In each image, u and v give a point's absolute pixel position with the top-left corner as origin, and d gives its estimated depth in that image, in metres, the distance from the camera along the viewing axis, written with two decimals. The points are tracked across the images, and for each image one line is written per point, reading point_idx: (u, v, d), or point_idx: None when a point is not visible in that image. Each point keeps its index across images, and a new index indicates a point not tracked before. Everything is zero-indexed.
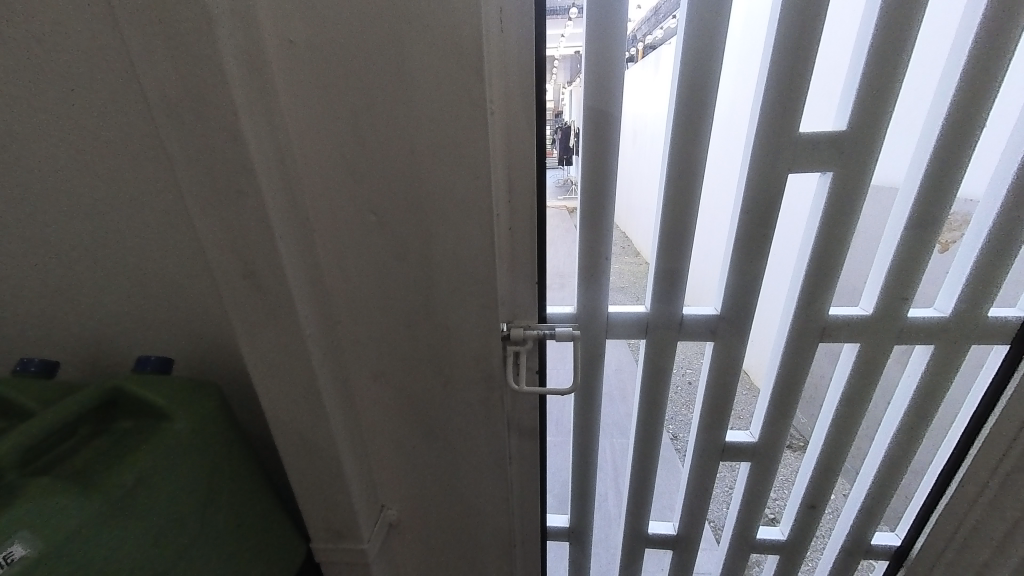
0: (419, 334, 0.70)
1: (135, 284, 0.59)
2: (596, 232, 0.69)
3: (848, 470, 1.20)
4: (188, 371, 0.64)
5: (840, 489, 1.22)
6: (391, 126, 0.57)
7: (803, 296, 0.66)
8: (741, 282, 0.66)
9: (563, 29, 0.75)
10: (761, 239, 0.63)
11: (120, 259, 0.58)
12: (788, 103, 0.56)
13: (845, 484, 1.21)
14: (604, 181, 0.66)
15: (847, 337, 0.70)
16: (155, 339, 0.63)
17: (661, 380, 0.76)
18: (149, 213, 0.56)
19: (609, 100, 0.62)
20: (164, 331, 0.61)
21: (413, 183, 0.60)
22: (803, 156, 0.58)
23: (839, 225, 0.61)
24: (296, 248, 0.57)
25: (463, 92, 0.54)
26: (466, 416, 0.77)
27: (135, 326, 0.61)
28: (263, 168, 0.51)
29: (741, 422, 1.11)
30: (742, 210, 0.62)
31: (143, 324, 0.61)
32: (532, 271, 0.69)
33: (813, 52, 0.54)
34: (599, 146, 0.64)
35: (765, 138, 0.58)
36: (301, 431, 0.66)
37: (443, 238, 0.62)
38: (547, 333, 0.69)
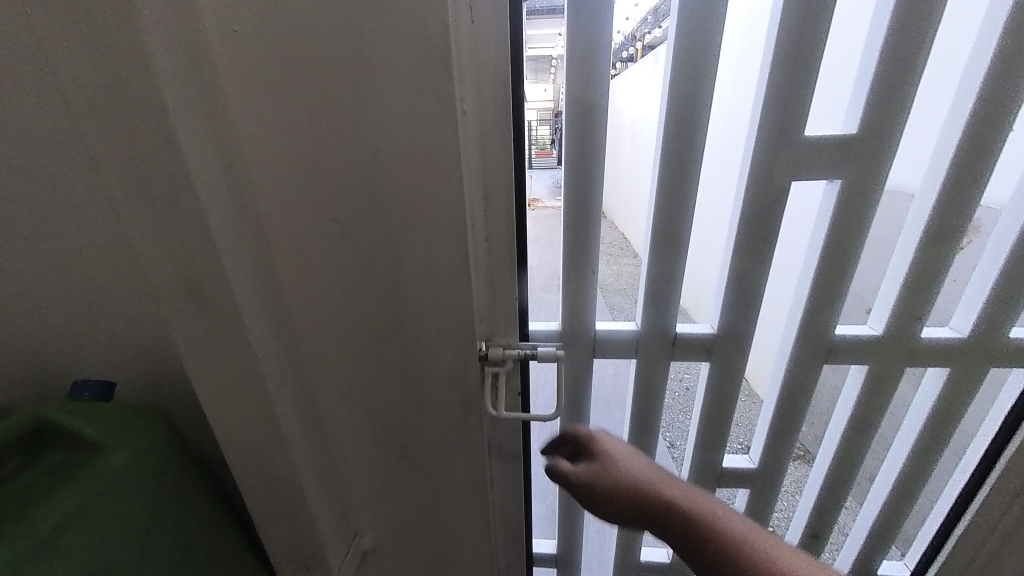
0: (388, 354, 0.64)
1: (72, 302, 0.54)
2: (581, 244, 0.63)
3: (858, 490, 1.15)
4: (134, 395, 0.59)
5: (844, 509, 1.16)
6: (355, 128, 0.51)
7: (809, 313, 0.61)
8: (740, 298, 0.61)
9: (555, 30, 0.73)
10: (761, 251, 0.58)
11: (52, 274, 0.52)
12: (792, 103, 0.50)
13: (852, 504, 1.15)
14: (590, 188, 0.60)
15: (855, 358, 0.64)
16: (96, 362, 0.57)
17: (653, 401, 0.71)
18: (82, 224, 0.50)
19: (593, 100, 0.56)
20: (109, 350, 0.57)
21: (377, 190, 0.54)
22: (808, 162, 0.53)
23: (848, 237, 0.56)
24: (247, 262, 0.51)
25: (431, 89, 0.49)
26: (441, 443, 0.70)
27: (74, 348, 0.56)
28: (202, 173, 0.45)
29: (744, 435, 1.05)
30: (741, 220, 0.57)
31: (83, 345, 0.56)
32: (512, 285, 0.63)
33: (819, 46, 0.48)
34: (585, 149, 0.58)
35: (767, 141, 0.52)
36: (257, 457, 0.59)
37: (413, 251, 0.57)
38: (528, 353, 0.64)
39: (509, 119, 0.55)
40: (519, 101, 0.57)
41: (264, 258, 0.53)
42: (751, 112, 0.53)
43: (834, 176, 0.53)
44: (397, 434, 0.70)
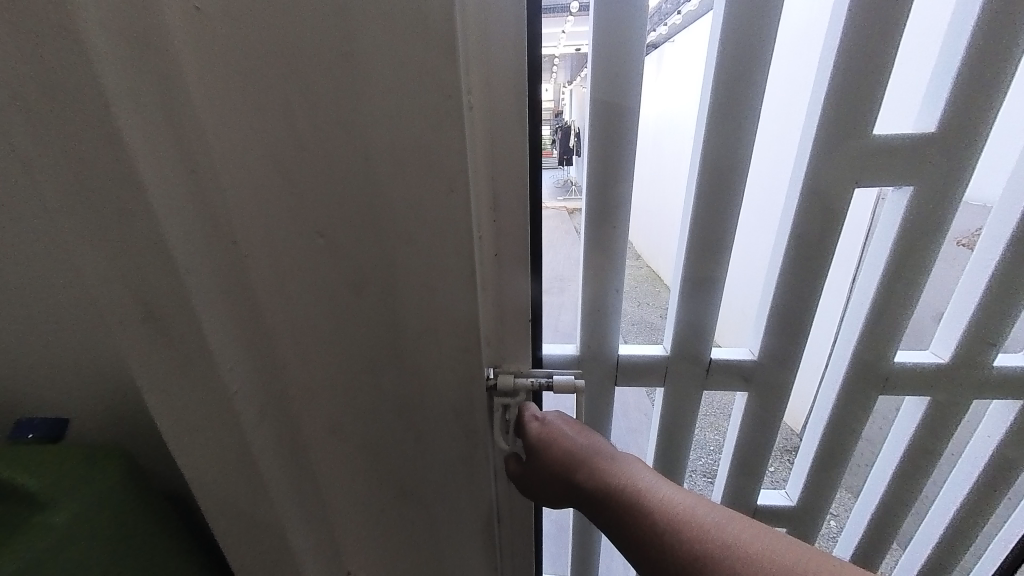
0: (383, 383, 0.56)
1: (34, 323, 0.49)
2: (603, 258, 0.55)
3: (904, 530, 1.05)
4: (103, 423, 0.54)
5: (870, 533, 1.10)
6: (342, 125, 0.44)
7: (866, 336, 0.54)
8: (786, 321, 0.54)
9: (562, 25, 0.71)
10: (813, 269, 0.51)
11: (14, 293, 0.48)
12: (861, 97, 0.44)
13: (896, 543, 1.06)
14: (615, 196, 0.53)
15: (912, 389, 0.58)
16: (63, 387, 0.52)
17: (683, 433, 0.64)
18: (44, 239, 0.46)
19: (622, 93, 0.48)
20: (73, 377, 0.52)
21: (369, 197, 0.46)
22: (874, 166, 0.46)
23: (916, 252, 0.49)
24: (216, 283, 0.44)
25: (432, 75, 0.41)
26: (444, 480, 0.62)
27: (36, 373, 0.51)
28: (155, 175, 0.37)
29: (781, 477, 1.00)
30: (791, 233, 0.50)
31: (45, 369, 0.51)
32: (525, 306, 0.56)
33: (898, 31, 0.41)
34: (611, 151, 0.50)
35: (829, 142, 0.46)
36: (233, 503, 0.51)
37: (413, 269, 0.49)
38: (542, 383, 0.57)
39: (523, 116, 0.48)
40: (534, 96, 0.50)
41: (237, 278, 0.45)
42: (807, 109, 0.47)
43: (903, 182, 0.47)
44: (393, 472, 0.62)
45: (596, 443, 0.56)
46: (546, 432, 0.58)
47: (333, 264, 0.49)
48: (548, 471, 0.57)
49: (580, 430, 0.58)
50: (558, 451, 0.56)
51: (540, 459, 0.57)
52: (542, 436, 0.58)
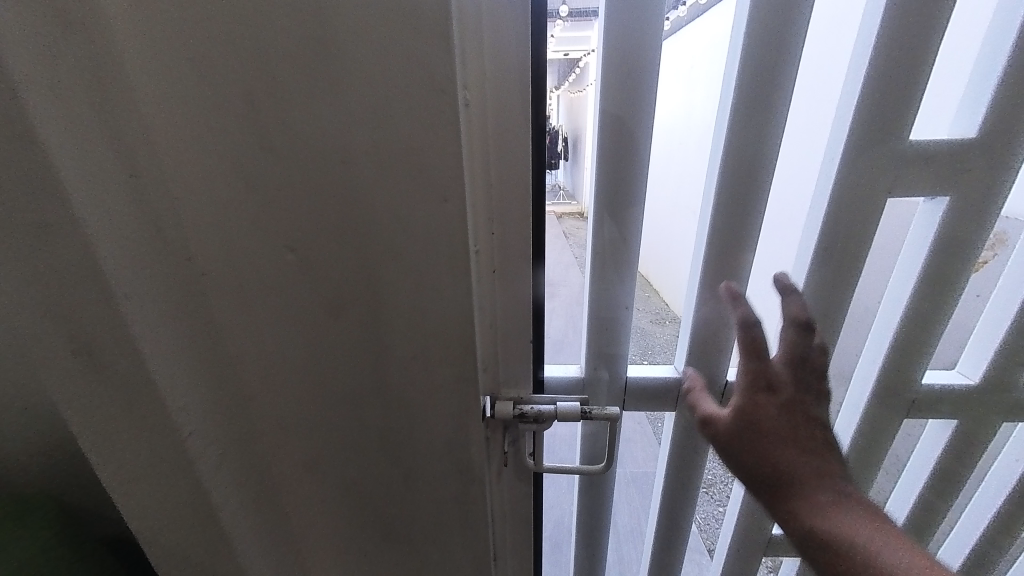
0: (366, 417, 0.49)
1: None
2: (615, 276, 0.50)
3: None
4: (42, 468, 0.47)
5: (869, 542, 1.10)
6: (316, 126, 0.38)
7: (896, 355, 0.52)
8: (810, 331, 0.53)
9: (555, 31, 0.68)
10: (835, 280, 0.51)
11: None
12: (893, 109, 0.43)
13: None
14: (628, 207, 0.48)
15: (937, 413, 0.56)
16: (26, 413, 0.49)
17: (696, 456, 0.62)
18: None
19: (638, 94, 0.43)
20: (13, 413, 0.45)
21: (353, 208, 0.40)
22: (904, 179, 0.45)
23: (948, 267, 0.48)
24: (164, 309, 0.37)
25: (424, 71, 0.35)
26: (437, 520, 0.56)
27: None
28: (79, 184, 0.30)
29: None
30: (818, 246, 0.49)
31: None
32: (527, 328, 0.50)
33: (935, 41, 0.40)
34: (624, 161, 0.46)
35: (861, 152, 0.44)
36: (190, 561, 0.44)
37: (402, 290, 0.43)
38: (545, 411, 0.51)
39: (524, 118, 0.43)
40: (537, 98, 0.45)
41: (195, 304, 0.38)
42: (836, 119, 0.46)
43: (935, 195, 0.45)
44: (377, 515, 0.55)
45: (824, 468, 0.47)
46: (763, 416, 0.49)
47: (306, 282, 0.43)
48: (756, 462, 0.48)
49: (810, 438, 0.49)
50: (783, 452, 0.48)
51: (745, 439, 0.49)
52: (761, 421, 0.49)
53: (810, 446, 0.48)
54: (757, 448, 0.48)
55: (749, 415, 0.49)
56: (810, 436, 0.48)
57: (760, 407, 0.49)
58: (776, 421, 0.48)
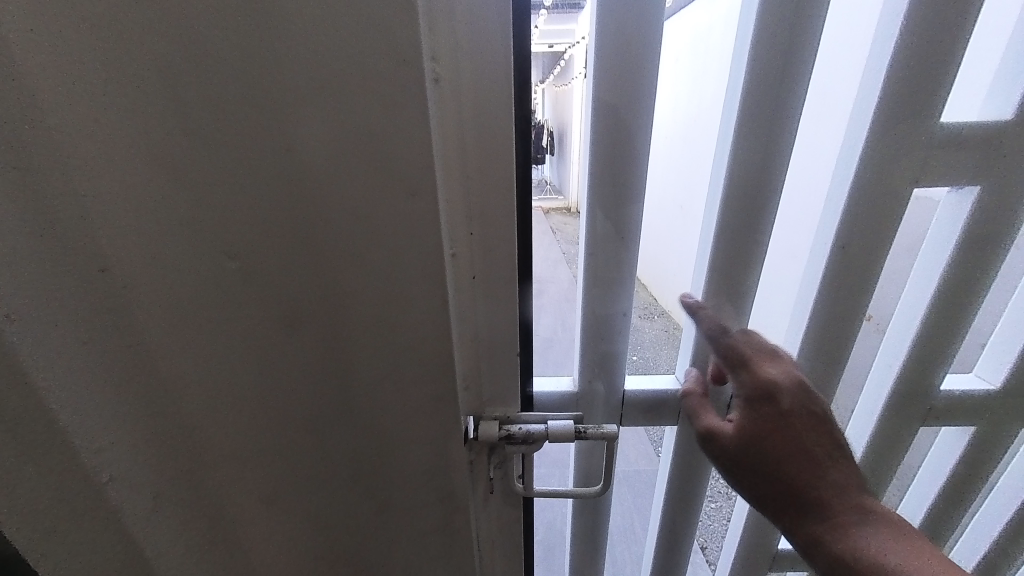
0: (334, 446, 0.43)
1: None
2: (611, 281, 0.45)
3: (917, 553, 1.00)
4: None
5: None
6: (258, 105, 0.31)
7: (914, 367, 0.46)
8: (824, 345, 0.45)
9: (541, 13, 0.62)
10: (854, 283, 0.42)
11: None
12: (930, 74, 0.36)
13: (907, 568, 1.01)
14: (626, 203, 0.42)
15: (962, 427, 0.51)
16: None
17: (699, 471, 0.57)
18: None
19: (637, 73, 0.37)
20: None
21: (304, 207, 0.34)
22: (937, 161, 0.38)
23: (973, 267, 0.42)
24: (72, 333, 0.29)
25: (383, 44, 0.29)
26: (416, 555, 0.50)
27: None
28: None
29: None
30: (834, 243, 0.41)
31: None
32: (517, 339, 0.45)
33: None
34: (627, 148, 0.40)
35: (891, 129, 0.37)
36: None
37: (366, 301, 0.37)
38: (534, 431, 0.45)
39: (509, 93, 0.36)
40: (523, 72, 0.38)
41: (116, 322, 0.31)
42: (863, 89, 0.38)
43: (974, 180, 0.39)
44: (349, 552, 0.49)
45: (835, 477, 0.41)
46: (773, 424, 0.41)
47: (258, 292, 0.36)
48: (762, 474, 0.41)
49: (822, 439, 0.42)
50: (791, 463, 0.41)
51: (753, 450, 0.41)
52: (770, 431, 0.41)
53: (823, 458, 0.41)
54: (763, 460, 0.41)
55: (755, 435, 0.41)
56: (821, 442, 0.41)
57: (769, 424, 0.41)
58: (790, 438, 0.40)
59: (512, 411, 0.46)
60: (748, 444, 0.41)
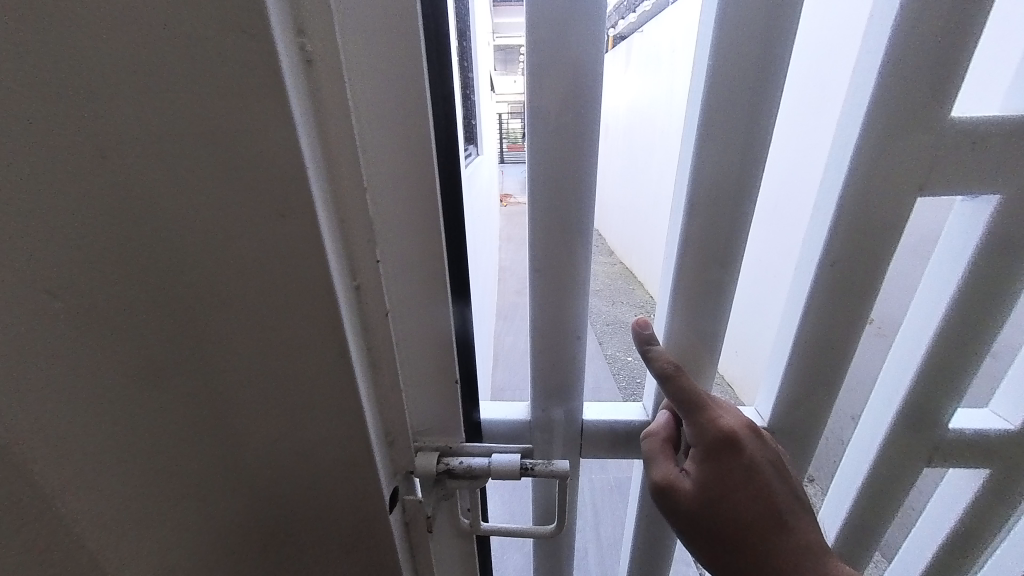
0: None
1: None
2: (559, 297, 0.38)
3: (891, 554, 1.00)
4: None
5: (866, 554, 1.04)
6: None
7: (913, 404, 0.39)
8: (804, 380, 0.37)
9: None
10: (845, 309, 0.34)
11: None
12: (947, 43, 0.25)
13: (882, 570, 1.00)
14: (572, 208, 0.34)
15: (979, 472, 0.42)
16: None
17: None
18: None
19: (571, 38, 0.28)
20: None
21: (131, 214, 0.18)
22: (959, 163, 0.28)
23: (989, 294, 0.33)
24: None
25: None
26: None
27: None
28: None
29: None
30: (822, 260, 0.32)
31: None
32: (442, 373, 0.37)
33: None
34: (580, 144, 0.31)
35: (893, 121, 0.27)
36: None
37: (282, 369, 0.22)
38: (477, 466, 0.38)
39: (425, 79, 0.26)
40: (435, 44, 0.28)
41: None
42: (861, 63, 0.28)
43: (1004, 183, 0.29)
44: None
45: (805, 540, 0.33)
46: (732, 473, 0.33)
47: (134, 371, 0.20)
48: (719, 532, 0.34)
49: (791, 493, 0.34)
50: (754, 520, 0.33)
51: (710, 503, 0.34)
52: (728, 480, 0.33)
53: (788, 516, 0.34)
54: (719, 513, 0.33)
55: (714, 490, 0.34)
56: (789, 497, 0.34)
57: (730, 478, 0.33)
58: (751, 489, 0.33)
59: (451, 444, 0.39)
60: (703, 495, 0.34)
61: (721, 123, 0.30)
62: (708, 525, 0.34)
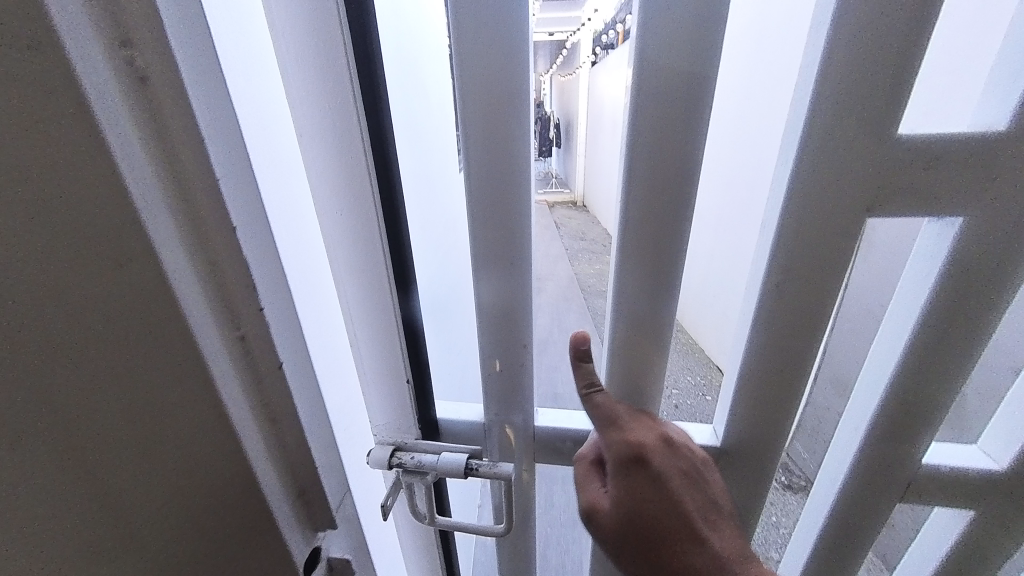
0: None
1: None
2: (503, 306, 0.39)
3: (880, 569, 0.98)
4: None
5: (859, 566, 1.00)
6: None
7: (880, 440, 0.36)
8: (756, 402, 0.35)
9: None
10: (793, 331, 0.32)
11: None
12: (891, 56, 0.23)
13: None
14: (509, 222, 0.35)
15: (960, 511, 0.39)
16: None
17: None
18: None
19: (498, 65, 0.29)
20: None
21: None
22: (912, 180, 0.25)
23: (954, 327, 0.30)
24: None
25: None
26: None
27: None
28: None
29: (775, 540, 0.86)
30: (767, 277, 0.30)
31: None
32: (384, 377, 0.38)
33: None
34: (516, 153, 0.32)
35: (836, 135, 0.25)
36: None
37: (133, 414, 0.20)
38: (427, 465, 0.39)
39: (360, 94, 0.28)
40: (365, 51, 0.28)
41: None
42: (802, 70, 0.26)
43: (966, 202, 0.26)
44: None
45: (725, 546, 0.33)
46: (649, 488, 0.33)
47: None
48: (644, 548, 0.33)
49: (710, 500, 0.34)
50: (674, 532, 0.33)
51: (631, 521, 0.33)
52: (646, 495, 0.33)
53: (708, 524, 0.33)
54: (641, 530, 0.33)
55: (635, 510, 0.33)
56: (708, 506, 0.34)
57: (647, 495, 0.33)
58: (669, 504, 0.33)
59: (404, 440, 0.40)
60: (623, 513, 0.33)
61: (660, 132, 0.28)
62: (632, 543, 0.33)
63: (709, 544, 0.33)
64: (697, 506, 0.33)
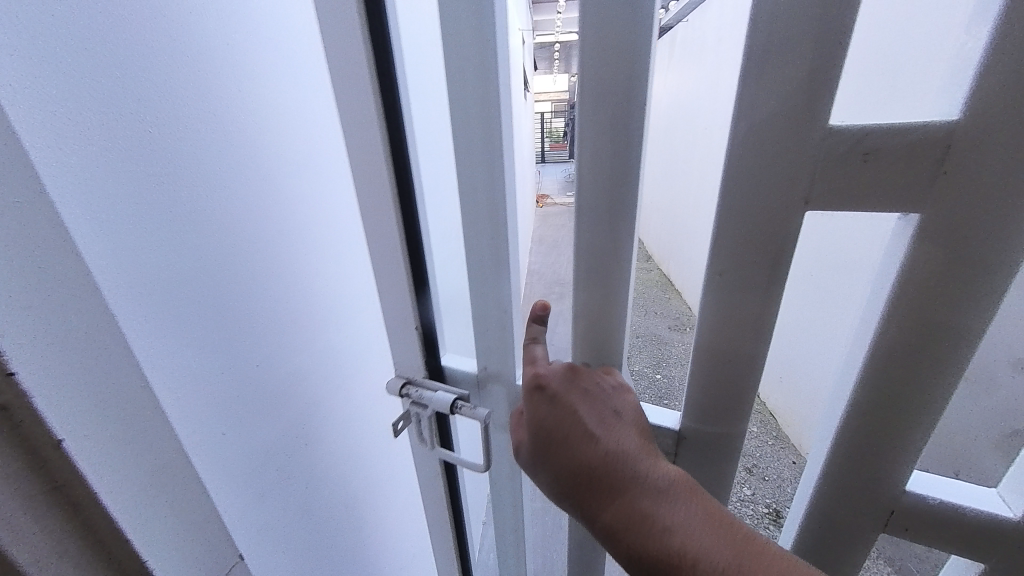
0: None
1: None
2: (489, 285, 0.38)
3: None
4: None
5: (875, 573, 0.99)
6: None
7: (840, 470, 0.32)
8: (707, 397, 0.34)
9: None
10: (737, 327, 0.31)
11: None
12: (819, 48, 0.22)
13: None
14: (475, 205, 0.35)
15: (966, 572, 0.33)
16: None
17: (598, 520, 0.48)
18: None
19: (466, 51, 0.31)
20: None
21: None
22: (848, 172, 0.24)
23: (923, 339, 0.26)
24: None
25: None
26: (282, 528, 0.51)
27: None
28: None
29: None
30: (708, 266, 0.30)
31: None
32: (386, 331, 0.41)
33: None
34: (474, 142, 0.33)
35: (761, 123, 0.24)
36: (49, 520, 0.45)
37: None
38: (421, 395, 0.41)
39: (365, 80, 0.31)
40: (375, 46, 0.31)
41: None
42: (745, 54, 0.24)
43: (914, 199, 0.23)
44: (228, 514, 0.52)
45: (630, 451, 0.31)
46: (542, 405, 0.33)
47: None
48: (553, 466, 0.32)
49: (612, 411, 0.33)
50: (576, 445, 0.31)
51: (536, 439, 0.33)
52: (541, 411, 0.33)
53: (612, 435, 0.31)
54: (544, 444, 0.33)
55: (535, 427, 0.34)
56: (612, 417, 0.32)
57: (542, 411, 0.33)
58: (562, 417, 0.32)
59: (415, 375, 0.42)
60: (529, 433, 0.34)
61: (594, 122, 0.28)
62: (541, 460, 0.33)
63: (608, 450, 0.31)
64: (596, 417, 0.32)
